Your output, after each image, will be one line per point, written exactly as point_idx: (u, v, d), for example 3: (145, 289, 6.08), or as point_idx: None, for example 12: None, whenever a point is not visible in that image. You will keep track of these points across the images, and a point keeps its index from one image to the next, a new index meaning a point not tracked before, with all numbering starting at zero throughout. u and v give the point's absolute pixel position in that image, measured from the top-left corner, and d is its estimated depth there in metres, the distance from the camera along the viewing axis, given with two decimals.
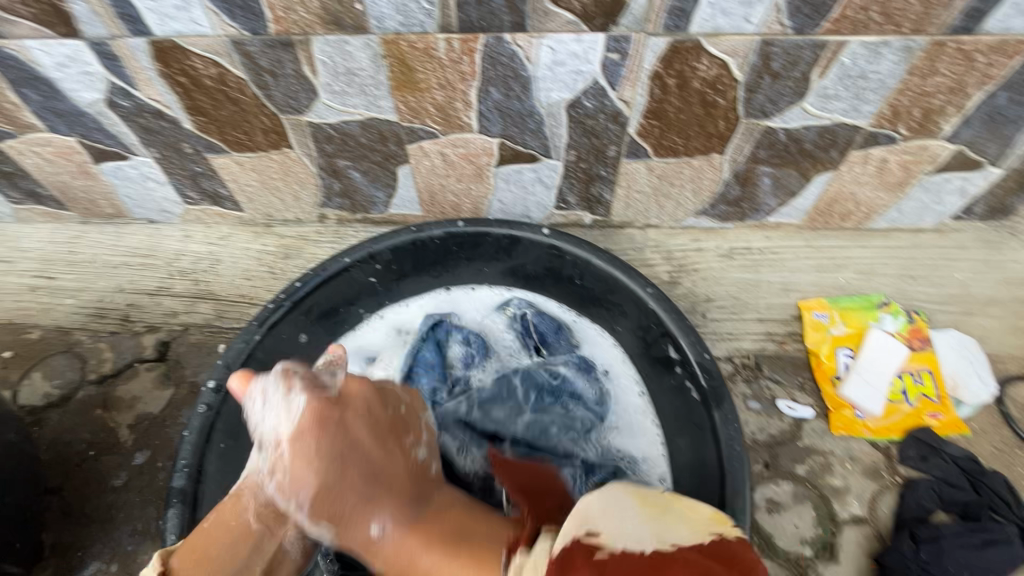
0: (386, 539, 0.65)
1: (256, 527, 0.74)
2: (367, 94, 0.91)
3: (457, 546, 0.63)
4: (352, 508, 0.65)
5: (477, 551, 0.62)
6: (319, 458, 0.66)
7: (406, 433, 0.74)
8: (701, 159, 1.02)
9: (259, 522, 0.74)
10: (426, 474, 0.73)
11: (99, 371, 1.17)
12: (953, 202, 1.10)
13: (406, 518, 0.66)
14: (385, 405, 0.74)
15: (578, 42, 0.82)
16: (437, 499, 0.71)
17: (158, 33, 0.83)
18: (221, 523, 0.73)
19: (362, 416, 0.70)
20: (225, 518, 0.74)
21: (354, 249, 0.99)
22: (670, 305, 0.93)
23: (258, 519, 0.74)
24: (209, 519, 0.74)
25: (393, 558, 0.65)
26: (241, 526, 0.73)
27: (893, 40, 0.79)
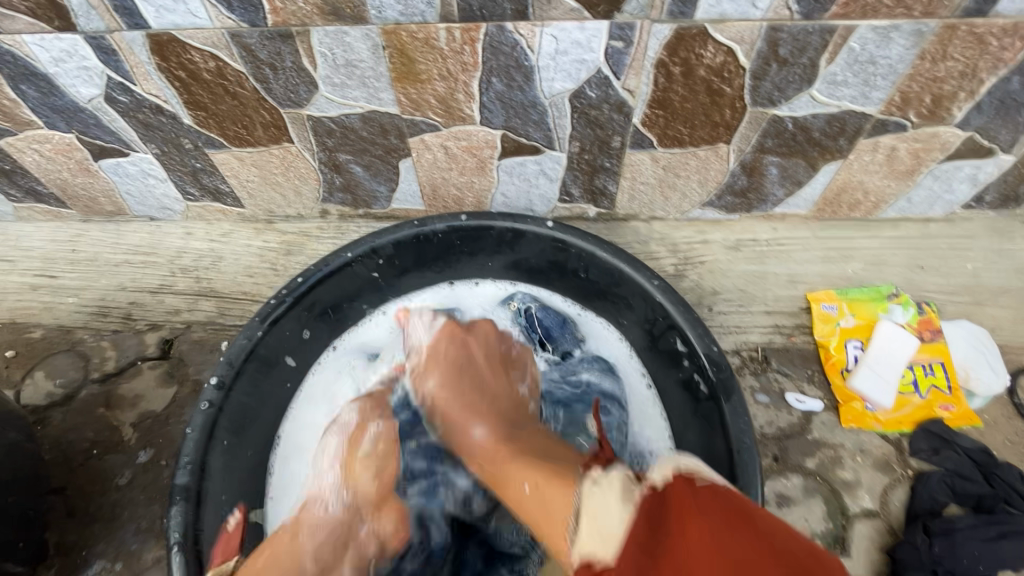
0: (481, 440, 0.77)
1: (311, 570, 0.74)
2: (367, 86, 0.90)
3: (543, 461, 0.69)
4: (464, 407, 0.83)
5: (563, 466, 0.67)
6: (453, 372, 0.87)
7: (513, 369, 0.92)
8: (707, 149, 1.00)
9: (315, 562, 0.75)
10: (524, 405, 0.87)
11: (102, 369, 1.16)
12: (963, 191, 1.08)
13: (492, 444, 0.76)
14: (501, 343, 0.93)
15: (581, 30, 0.80)
16: (524, 429, 0.79)
17: (155, 26, 0.82)
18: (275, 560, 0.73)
19: (483, 342, 0.91)
20: (280, 556, 0.74)
21: (356, 244, 0.98)
22: (677, 298, 0.91)
23: (316, 559, 0.75)
24: (261, 554, 0.75)
25: (487, 459, 0.75)
26: (298, 564, 0.73)
27: (904, 23, 0.77)
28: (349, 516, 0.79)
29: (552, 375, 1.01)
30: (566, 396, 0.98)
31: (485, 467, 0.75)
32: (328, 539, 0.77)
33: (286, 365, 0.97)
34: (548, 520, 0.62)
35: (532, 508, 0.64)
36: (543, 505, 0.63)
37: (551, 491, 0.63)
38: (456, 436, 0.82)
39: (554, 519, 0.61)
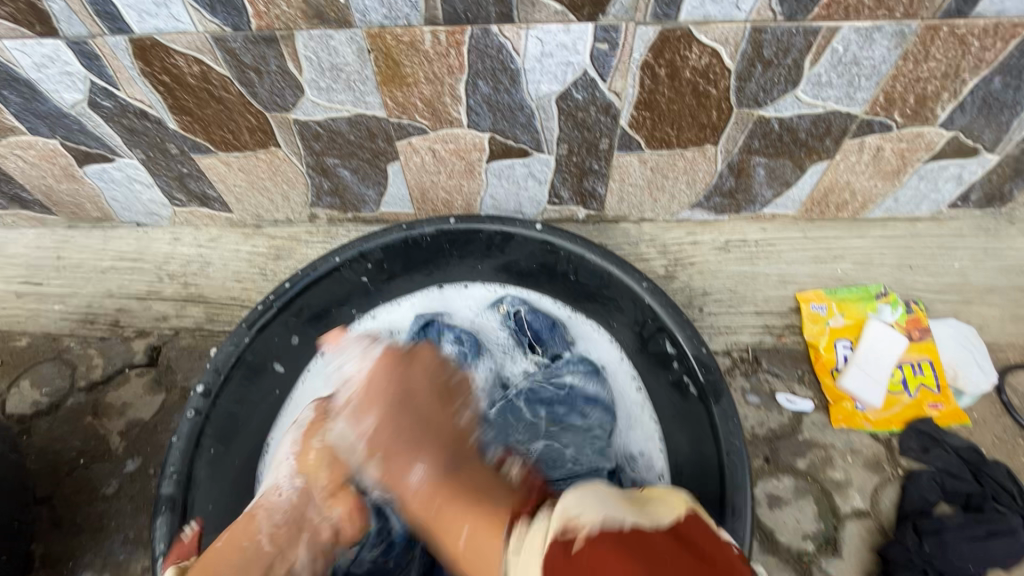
0: (410, 486, 0.69)
1: (269, 550, 0.75)
2: (353, 90, 0.90)
3: (481, 501, 0.64)
4: (404, 447, 0.72)
5: (499, 502, 0.64)
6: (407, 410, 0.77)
7: (456, 398, 0.81)
8: (695, 151, 1.00)
9: (272, 543, 0.75)
10: (468, 437, 0.76)
11: (89, 377, 1.15)
12: (949, 191, 1.09)
13: (428, 492, 0.67)
14: (444, 370, 0.83)
15: (566, 32, 0.80)
16: (468, 466, 0.70)
17: (138, 31, 0.82)
18: (232, 543, 0.74)
19: (426, 371, 0.81)
20: (235, 541, 0.74)
21: (343, 248, 0.97)
22: (667, 300, 0.90)
23: (272, 541, 0.76)
24: (220, 540, 0.75)
25: (417, 509, 0.67)
26: (253, 547, 0.74)
27: (886, 24, 0.78)
28: (300, 501, 0.80)
29: (536, 375, 1.00)
30: (548, 397, 0.95)
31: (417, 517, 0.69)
32: (283, 522, 0.78)
33: (274, 372, 0.96)
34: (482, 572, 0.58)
35: (472, 560, 0.60)
36: (479, 558, 0.59)
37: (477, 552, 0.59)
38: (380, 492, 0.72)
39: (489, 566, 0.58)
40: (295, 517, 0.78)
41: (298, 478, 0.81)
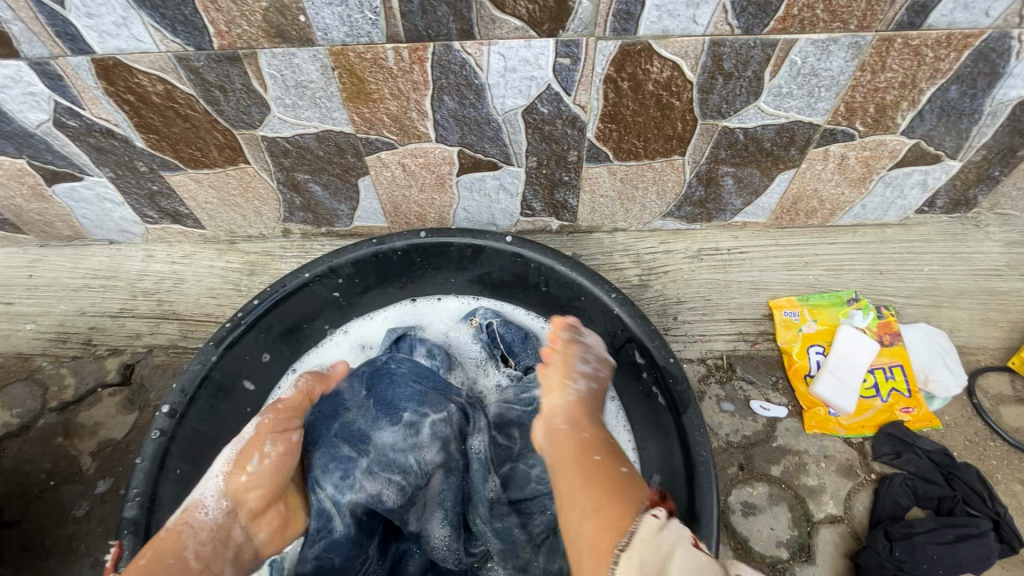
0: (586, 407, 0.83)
1: (196, 568, 0.67)
2: (320, 107, 0.90)
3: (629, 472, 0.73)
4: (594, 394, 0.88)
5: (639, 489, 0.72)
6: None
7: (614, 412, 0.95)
8: (663, 161, 1.01)
9: (197, 559, 0.68)
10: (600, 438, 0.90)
11: (61, 397, 1.14)
12: (915, 197, 1.10)
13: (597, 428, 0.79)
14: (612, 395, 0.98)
15: (527, 47, 0.81)
16: None
17: (99, 51, 0.82)
18: (156, 561, 0.65)
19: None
20: (161, 557, 0.66)
21: (313, 263, 0.97)
22: (636, 311, 0.91)
23: (198, 558, 0.68)
24: (143, 557, 0.66)
25: (579, 417, 0.80)
26: (180, 563, 0.66)
27: (842, 36, 0.79)
28: (227, 521, 0.73)
29: (508, 393, 1.00)
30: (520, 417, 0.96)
31: (580, 431, 0.77)
32: (208, 540, 0.71)
33: (243, 390, 0.96)
34: (611, 499, 0.65)
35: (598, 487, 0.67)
36: (620, 494, 0.65)
37: (619, 499, 0.65)
38: (569, 376, 0.86)
39: (619, 502, 0.64)
40: (222, 535, 0.72)
41: (224, 499, 0.74)
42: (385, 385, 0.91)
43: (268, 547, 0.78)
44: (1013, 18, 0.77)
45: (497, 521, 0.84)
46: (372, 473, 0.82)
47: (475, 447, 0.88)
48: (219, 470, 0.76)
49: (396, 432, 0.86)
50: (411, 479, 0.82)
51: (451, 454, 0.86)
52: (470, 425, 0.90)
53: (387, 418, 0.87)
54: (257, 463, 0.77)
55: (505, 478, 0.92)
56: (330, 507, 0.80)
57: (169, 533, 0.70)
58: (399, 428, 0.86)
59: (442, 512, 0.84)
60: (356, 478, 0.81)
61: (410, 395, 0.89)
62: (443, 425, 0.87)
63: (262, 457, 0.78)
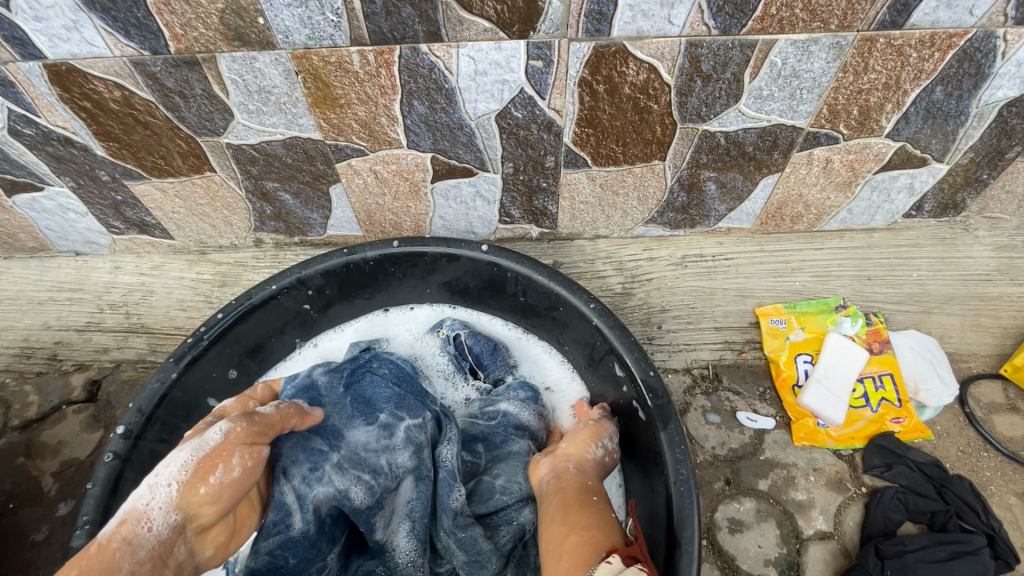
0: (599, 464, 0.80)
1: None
2: (285, 113, 0.87)
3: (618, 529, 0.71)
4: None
5: None
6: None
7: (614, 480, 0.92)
8: (643, 167, 0.98)
9: None
10: None
11: (23, 415, 1.10)
12: (903, 201, 1.08)
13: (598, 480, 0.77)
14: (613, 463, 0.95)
15: (498, 50, 0.78)
16: None
17: (50, 56, 0.78)
18: None
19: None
20: None
21: (282, 274, 0.93)
22: (614, 321, 0.87)
23: None
24: None
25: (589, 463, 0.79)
26: None
27: (822, 36, 0.76)
28: (171, 537, 0.57)
29: (476, 406, 0.97)
30: (482, 432, 0.93)
31: (585, 478, 0.76)
32: (146, 560, 0.54)
33: (207, 408, 0.93)
34: (590, 534, 0.64)
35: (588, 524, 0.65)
36: (600, 531, 0.64)
37: (602, 530, 0.64)
38: (597, 438, 0.83)
39: (597, 539, 0.63)
40: (162, 552, 0.56)
41: (173, 512, 0.58)
42: (364, 382, 0.89)
43: (211, 564, 0.63)
44: (997, 17, 0.74)
45: (460, 532, 0.78)
46: (342, 469, 0.78)
47: (443, 457, 0.84)
48: (171, 477, 0.60)
49: (370, 431, 0.83)
50: (380, 481, 0.79)
51: (423, 461, 0.83)
52: (442, 436, 0.87)
53: (362, 418, 0.84)
54: (220, 477, 0.61)
55: (469, 492, 0.87)
56: (293, 501, 0.74)
57: (100, 547, 0.54)
58: (374, 429, 0.84)
59: (409, 523, 0.79)
60: (325, 472, 0.77)
61: (389, 398, 0.87)
62: (418, 431, 0.85)
63: (228, 469, 0.62)
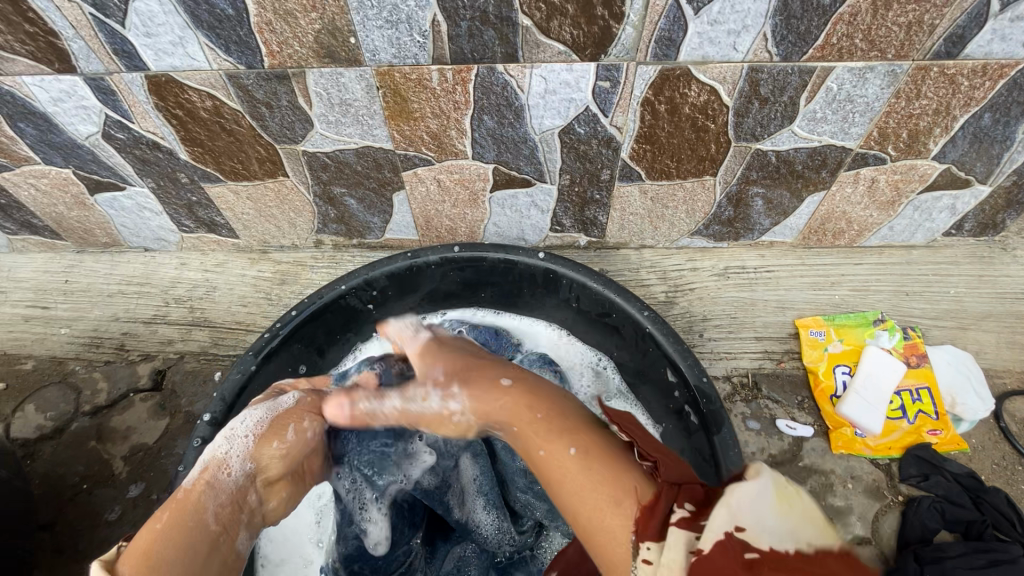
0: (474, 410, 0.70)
1: (215, 529, 0.62)
2: (362, 124, 0.92)
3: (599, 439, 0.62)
4: (478, 369, 0.73)
5: (620, 464, 0.58)
6: (441, 352, 0.79)
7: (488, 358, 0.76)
8: (694, 181, 1.03)
9: (217, 522, 0.63)
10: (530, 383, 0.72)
11: (93, 402, 1.15)
12: (943, 220, 1.11)
13: (534, 398, 0.67)
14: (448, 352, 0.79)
15: (569, 71, 0.83)
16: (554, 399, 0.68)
17: (153, 68, 0.84)
18: (177, 522, 0.60)
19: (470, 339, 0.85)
20: (183, 518, 0.61)
21: (350, 275, 0.99)
22: (668, 328, 0.92)
23: (217, 520, 0.63)
24: (160, 519, 0.60)
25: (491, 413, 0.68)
26: (200, 526, 0.61)
27: (879, 65, 0.80)
28: (246, 484, 0.68)
29: None
30: None
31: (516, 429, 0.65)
32: (229, 501, 0.65)
33: None
34: (590, 522, 0.55)
35: (572, 479, 0.58)
36: (582, 503, 0.56)
37: (590, 502, 0.56)
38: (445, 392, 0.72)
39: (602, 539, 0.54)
40: (239, 498, 0.66)
41: (249, 462, 0.69)
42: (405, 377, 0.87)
43: (275, 516, 0.73)
44: None
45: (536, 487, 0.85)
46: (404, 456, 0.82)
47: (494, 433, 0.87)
48: (247, 432, 0.72)
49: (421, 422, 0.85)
50: (442, 462, 0.84)
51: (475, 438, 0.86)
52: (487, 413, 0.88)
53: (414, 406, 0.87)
54: (292, 435, 0.73)
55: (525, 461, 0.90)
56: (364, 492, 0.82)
57: (188, 492, 0.64)
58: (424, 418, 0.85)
59: (483, 498, 0.85)
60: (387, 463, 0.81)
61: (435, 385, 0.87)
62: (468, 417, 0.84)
63: (300, 432, 0.74)
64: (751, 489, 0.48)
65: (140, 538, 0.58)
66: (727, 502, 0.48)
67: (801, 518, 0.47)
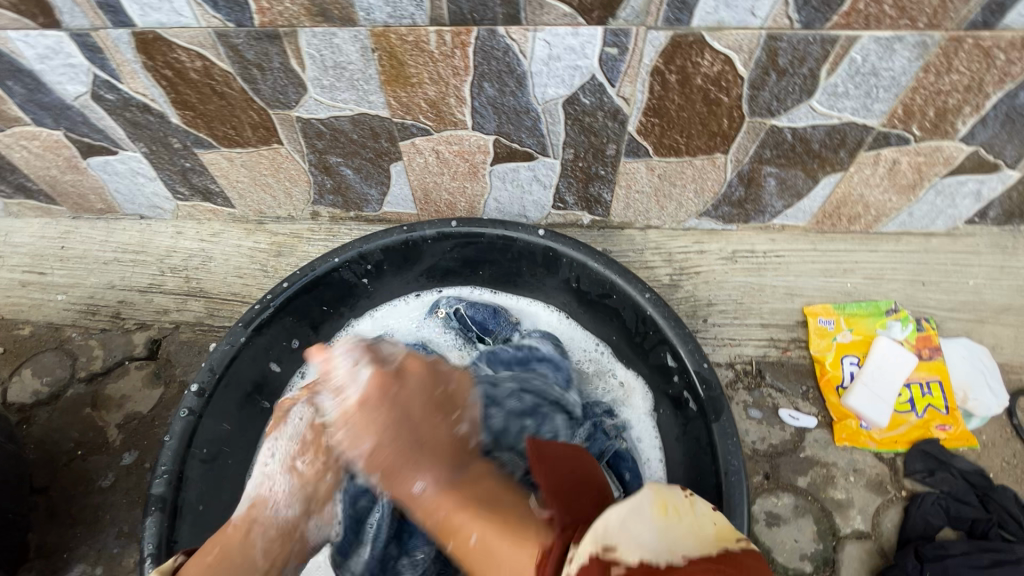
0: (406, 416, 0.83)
1: (262, 566, 0.72)
2: (357, 89, 0.89)
3: (495, 508, 0.59)
4: (405, 461, 0.67)
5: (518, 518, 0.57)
6: (373, 418, 0.70)
7: (452, 411, 0.74)
8: (704, 159, 0.98)
9: (264, 558, 0.72)
10: (464, 448, 0.71)
11: (89, 368, 1.15)
12: (967, 206, 1.06)
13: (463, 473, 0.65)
14: (436, 382, 0.75)
15: (574, 35, 0.78)
16: (472, 476, 0.66)
17: (140, 24, 0.81)
18: (222, 561, 0.68)
19: (419, 393, 0.73)
20: (229, 557, 0.69)
21: (343, 248, 0.96)
22: (669, 312, 0.88)
23: (266, 556, 0.72)
24: (207, 555, 0.69)
25: (432, 501, 0.63)
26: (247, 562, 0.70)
27: (908, 34, 0.75)
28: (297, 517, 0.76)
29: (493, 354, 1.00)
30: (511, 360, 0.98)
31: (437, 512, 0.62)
32: (276, 536, 0.74)
33: (271, 371, 0.98)
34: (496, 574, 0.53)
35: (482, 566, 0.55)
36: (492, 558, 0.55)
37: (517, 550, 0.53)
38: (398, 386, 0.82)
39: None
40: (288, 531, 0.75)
41: (293, 500, 0.76)
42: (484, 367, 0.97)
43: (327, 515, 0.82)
44: None
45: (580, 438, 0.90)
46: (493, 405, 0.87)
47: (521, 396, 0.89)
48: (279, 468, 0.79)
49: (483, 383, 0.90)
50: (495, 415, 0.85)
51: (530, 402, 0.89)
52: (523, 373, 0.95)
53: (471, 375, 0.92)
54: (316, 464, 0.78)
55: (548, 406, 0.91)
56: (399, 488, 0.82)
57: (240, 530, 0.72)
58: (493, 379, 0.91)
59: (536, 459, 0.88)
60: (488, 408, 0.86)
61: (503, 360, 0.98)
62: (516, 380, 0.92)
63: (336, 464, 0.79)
64: (622, 509, 0.47)
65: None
66: (599, 523, 0.47)
67: (671, 527, 0.47)
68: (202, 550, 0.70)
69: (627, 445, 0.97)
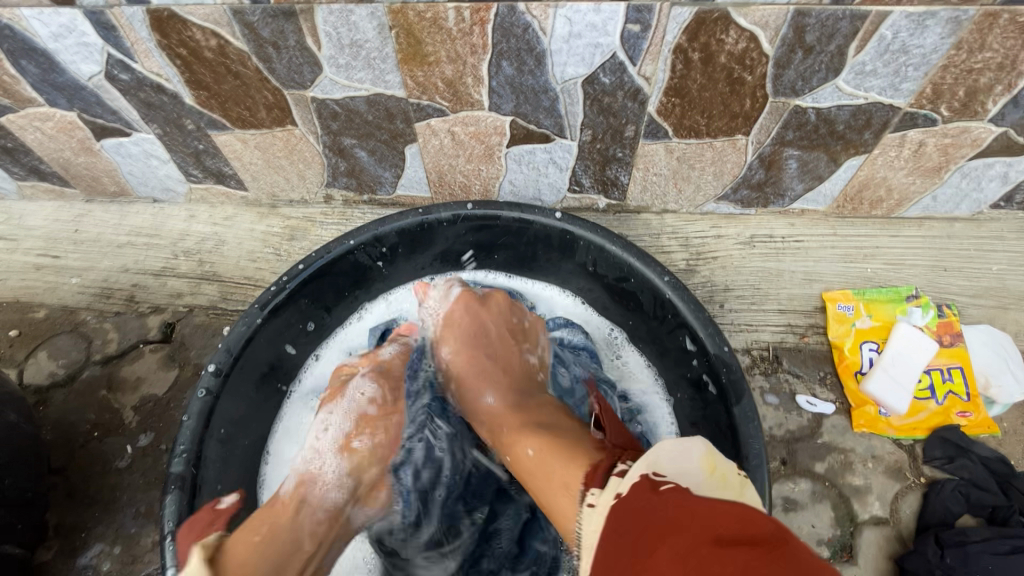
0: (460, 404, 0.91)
1: (307, 549, 0.74)
2: (373, 68, 0.87)
3: (546, 430, 0.74)
4: (478, 375, 0.88)
5: (574, 441, 0.69)
6: (457, 332, 0.92)
7: (524, 341, 0.93)
8: (724, 141, 0.96)
9: (311, 542, 0.75)
10: (533, 376, 0.90)
11: (104, 351, 1.15)
12: (992, 190, 1.04)
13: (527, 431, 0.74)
14: (514, 314, 0.94)
15: (597, 11, 0.76)
16: (533, 399, 0.84)
17: (153, 1, 0.79)
18: (270, 540, 0.71)
19: (500, 318, 0.93)
20: (275, 537, 0.71)
21: (359, 230, 0.95)
22: (689, 295, 0.87)
23: (312, 537, 0.75)
24: (256, 535, 0.71)
25: (502, 413, 0.82)
26: (294, 542, 0.73)
27: (941, 10, 0.73)
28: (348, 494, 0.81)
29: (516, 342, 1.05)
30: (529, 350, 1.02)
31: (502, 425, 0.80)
32: (324, 518, 0.77)
33: (286, 353, 0.98)
34: (550, 486, 0.64)
35: (534, 472, 0.69)
36: (542, 466, 0.68)
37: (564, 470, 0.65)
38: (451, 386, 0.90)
39: (554, 482, 0.64)
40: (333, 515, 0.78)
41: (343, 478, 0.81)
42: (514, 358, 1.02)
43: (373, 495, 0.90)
44: None
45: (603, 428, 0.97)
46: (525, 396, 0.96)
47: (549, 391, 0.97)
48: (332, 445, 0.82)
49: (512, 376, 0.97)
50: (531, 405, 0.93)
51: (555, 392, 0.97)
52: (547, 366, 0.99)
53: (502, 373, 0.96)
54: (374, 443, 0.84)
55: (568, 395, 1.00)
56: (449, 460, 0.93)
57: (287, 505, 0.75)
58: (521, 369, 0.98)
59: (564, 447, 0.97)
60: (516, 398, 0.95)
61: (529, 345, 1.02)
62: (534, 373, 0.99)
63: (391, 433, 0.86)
64: (680, 444, 0.56)
65: (244, 552, 0.69)
66: (654, 451, 0.56)
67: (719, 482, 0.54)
68: (247, 528, 0.72)
69: (644, 428, 0.97)
